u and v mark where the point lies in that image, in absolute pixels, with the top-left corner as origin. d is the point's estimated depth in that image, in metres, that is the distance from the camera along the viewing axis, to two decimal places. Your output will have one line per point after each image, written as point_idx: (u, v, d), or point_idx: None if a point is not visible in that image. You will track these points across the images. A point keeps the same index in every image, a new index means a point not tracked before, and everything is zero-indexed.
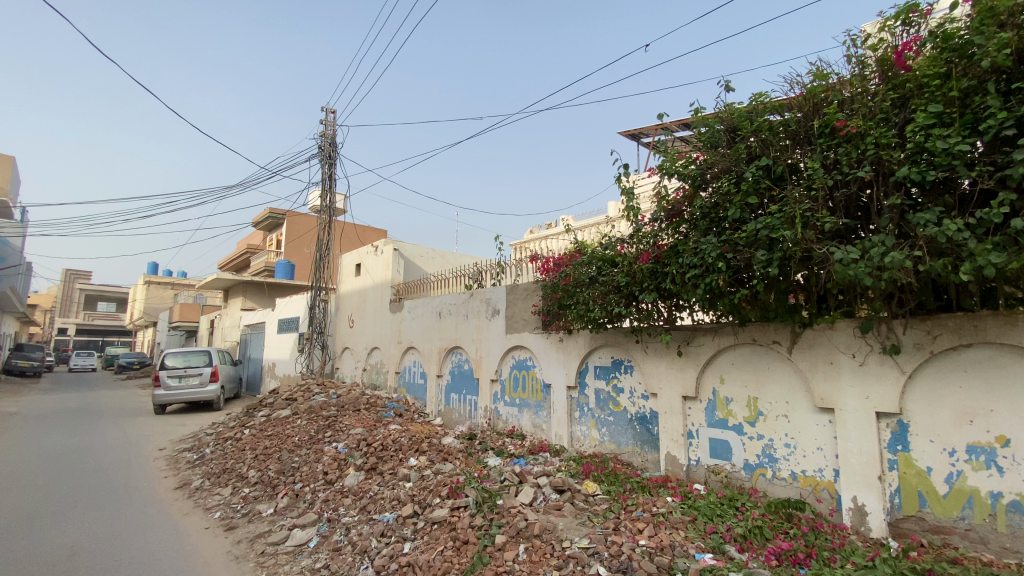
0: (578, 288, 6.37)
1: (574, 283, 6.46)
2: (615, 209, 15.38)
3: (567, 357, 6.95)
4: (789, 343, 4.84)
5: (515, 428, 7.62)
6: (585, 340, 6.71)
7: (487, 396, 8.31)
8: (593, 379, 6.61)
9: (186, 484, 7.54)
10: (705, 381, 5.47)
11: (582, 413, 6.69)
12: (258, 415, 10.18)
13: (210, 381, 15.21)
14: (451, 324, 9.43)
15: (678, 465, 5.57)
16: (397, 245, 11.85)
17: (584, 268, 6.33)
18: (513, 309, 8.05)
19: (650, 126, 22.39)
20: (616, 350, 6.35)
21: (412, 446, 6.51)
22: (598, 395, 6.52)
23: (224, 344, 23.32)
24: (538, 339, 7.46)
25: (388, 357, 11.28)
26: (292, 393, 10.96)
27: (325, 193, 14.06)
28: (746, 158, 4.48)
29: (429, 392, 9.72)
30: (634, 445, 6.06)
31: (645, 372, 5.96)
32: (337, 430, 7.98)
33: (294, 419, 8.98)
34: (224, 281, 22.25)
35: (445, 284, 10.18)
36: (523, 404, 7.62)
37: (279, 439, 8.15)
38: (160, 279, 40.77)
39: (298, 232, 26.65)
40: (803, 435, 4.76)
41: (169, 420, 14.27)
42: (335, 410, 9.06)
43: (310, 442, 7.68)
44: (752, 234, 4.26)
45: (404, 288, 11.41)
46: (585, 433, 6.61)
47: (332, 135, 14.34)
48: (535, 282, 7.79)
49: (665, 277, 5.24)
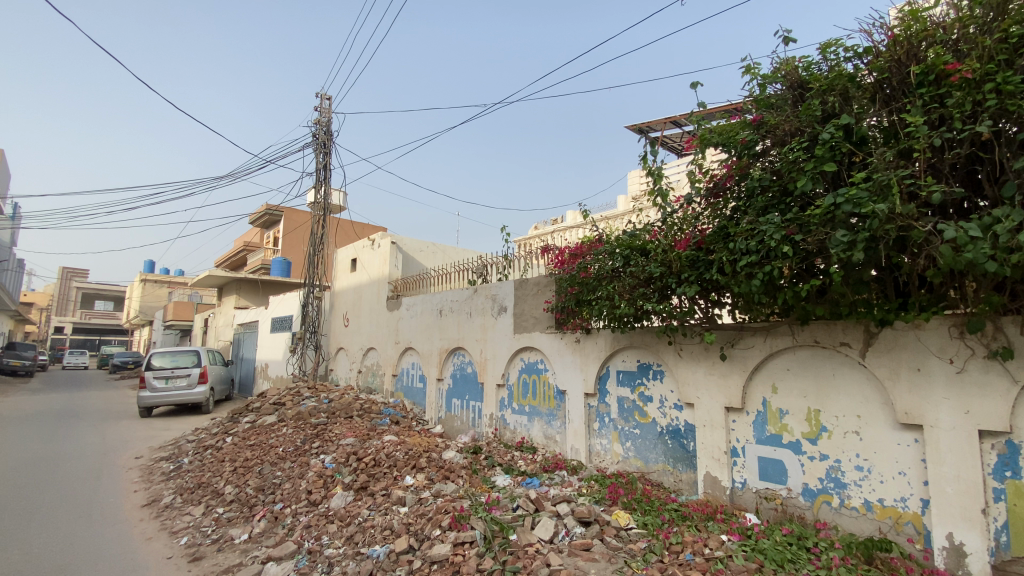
0: (598, 282, 5.51)
1: (593, 276, 5.59)
2: (625, 202, 14.56)
3: (585, 360, 6.12)
4: (862, 345, 4.00)
5: (525, 439, 6.80)
6: (606, 341, 5.88)
7: (493, 403, 7.49)
8: (615, 386, 5.78)
9: (156, 500, 6.72)
10: (754, 389, 4.65)
11: (602, 424, 5.87)
12: (243, 421, 9.35)
13: (198, 383, 14.39)
14: (452, 323, 8.60)
15: (720, 488, 4.76)
16: (395, 238, 11.03)
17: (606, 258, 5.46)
18: (522, 306, 7.21)
19: (661, 121, 21.54)
20: (642, 352, 5.52)
21: (408, 461, 5.68)
22: (622, 405, 5.70)
23: (218, 345, 22.51)
24: (550, 339, 6.63)
25: (384, 359, 10.47)
26: (280, 397, 10.13)
27: (319, 184, 13.24)
28: (818, 118, 3.66)
29: (429, 397, 8.91)
30: (665, 463, 5.24)
31: (679, 379, 5.13)
32: (326, 440, 7.15)
33: (280, 427, 8.15)
34: (217, 279, 21.46)
35: (446, 280, 9.36)
36: (533, 412, 6.80)
37: (262, 450, 7.32)
38: (156, 278, 39.99)
39: (294, 229, 25.82)
40: (879, 456, 3.94)
41: (153, 423, 13.43)
42: (325, 417, 8.23)
43: (295, 454, 6.85)
44: (829, 210, 3.44)
45: (402, 285, 10.59)
46: (606, 448, 5.79)
47: (327, 123, 13.53)
48: (546, 276, 6.93)
49: (708, 267, 4.41)
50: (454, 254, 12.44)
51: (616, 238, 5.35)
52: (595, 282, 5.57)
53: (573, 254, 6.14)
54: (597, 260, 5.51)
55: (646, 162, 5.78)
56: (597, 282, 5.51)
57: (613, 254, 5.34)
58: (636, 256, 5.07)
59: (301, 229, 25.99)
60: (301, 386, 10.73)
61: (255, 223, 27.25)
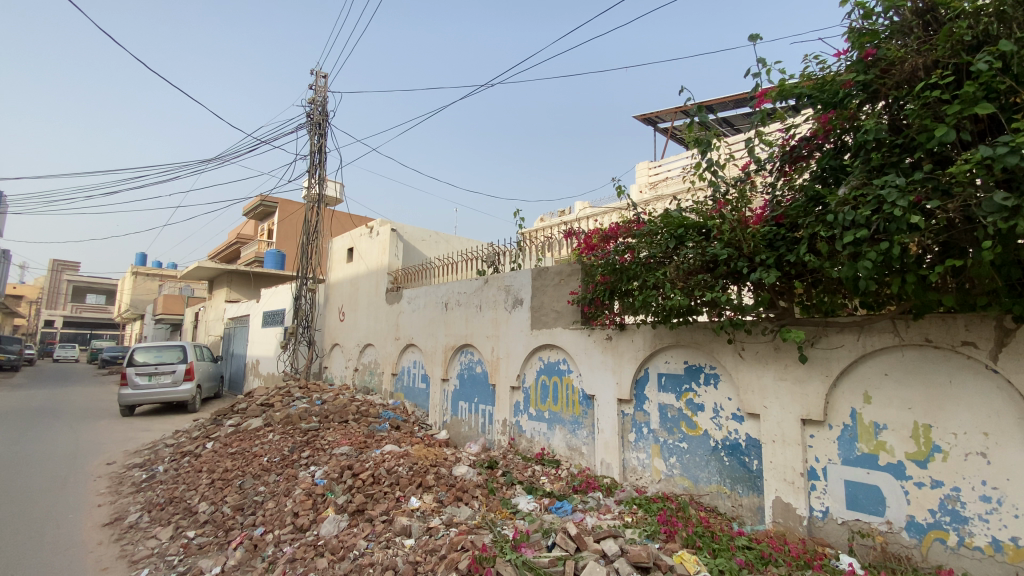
0: (639, 269, 4.63)
1: (632, 263, 4.70)
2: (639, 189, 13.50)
3: (618, 361, 5.26)
4: (993, 346, 3.15)
5: (545, 450, 5.95)
6: (645, 339, 5.04)
7: (506, 408, 6.63)
8: (656, 392, 4.94)
9: (120, 518, 5.82)
10: (839, 399, 3.82)
11: (640, 436, 5.03)
12: (226, 424, 8.44)
13: (183, 380, 13.47)
14: (459, 318, 7.73)
15: (795, 517, 3.95)
16: (395, 226, 10.16)
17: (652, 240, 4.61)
18: (541, 298, 6.33)
19: (670, 111, 20.75)
20: (692, 352, 4.68)
21: (412, 476, 4.79)
22: (665, 413, 4.87)
23: (208, 340, 21.58)
24: (575, 337, 5.77)
25: (383, 356, 9.59)
26: (268, 398, 9.22)
27: (314, 168, 12.30)
28: (962, 48, 2.85)
29: (432, 399, 8.04)
30: (720, 484, 4.42)
31: (740, 385, 4.30)
32: (318, 449, 6.27)
33: (266, 432, 7.25)
34: (207, 271, 20.48)
35: (452, 269, 8.49)
36: (554, 420, 5.94)
37: (244, 459, 6.42)
38: (147, 271, 38.85)
39: (290, 221, 24.85)
40: (1015, 485, 3.09)
41: (134, 424, 12.49)
42: (316, 421, 7.32)
43: (281, 465, 5.96)
44: (980, 165, 2.61)
45: (402, 276, 9.71)
46: (645, 464, 4.95)
47: (323, 102, 12.58)
48: (571, 264, 6.06)
49: (793, 247, 3.59)
50: (458, 244, 11.56)
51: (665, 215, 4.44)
52: (635, 270, 4.69)
53: (604, 238, 5.21)
54: (640, 243, 4.65)
55: (692, 130, 4.90)
56: (638, 270, 4.64)
57: (660, 236, 4.45)
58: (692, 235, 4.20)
59: (296, 221, 25.04)
60: (292, 385, 9.83)
61: (249, 214, 26.24)
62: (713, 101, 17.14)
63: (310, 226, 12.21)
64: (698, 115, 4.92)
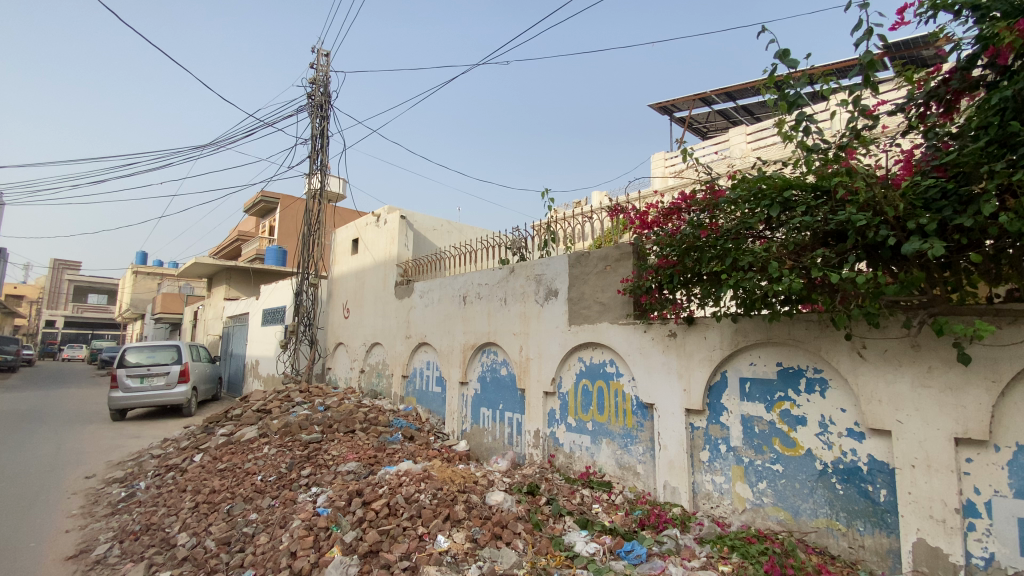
0: (727, 247, 3.63)
1: (714, 240, 3.74)
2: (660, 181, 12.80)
3: (685, 363, 4.33)
4: None
5: (590, 468, 5.04)
6: (722, 336, 4.10)
7: (538, 417, 5.68)
8: (738, 401, 4.03)
9: (85, 549, 4.87)
10: (1009, 412, 2.88)
11: (716, 454, 4.13)
12: (218, 434, 7.49)
13: (178, 382, 12.55)
14: (480, 313, 6.77)
15: (945, 567, 3.02)
16: (404, 213, 9.24)
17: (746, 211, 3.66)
18: (581, 289, 5.35)
19: (688, 99, 19.71)
20: (789, 352, 3.77)
21: (436, 507, 3.83)
22: (750, 428, 3.96)
23: (207, 339, 20.65)
24: (626, 334, 4.81)
25: (393, 356, 8.66)
26: (265, 404, 8.28)
27: (315, 153, 11.34)
28: None
29: (449, 405, 7.10)
30: (831, 518, 3.53)
31: (861, 393, 3.39)
32: (321, 466, 5.33)
33: (262, 444, 6.28)
34: (205, 268, 19.56)
35: (470, 259, 7.54)
36: (600, 433, 5.02)
37: (234, 477, 5.46)
38: (146, 270, 37.85)
39: (291, 217, 23.93)
40: None
41: (123, 429, 11.53)
42: (319, 431, 6.36)
43: (277, 486, 5.01)
44: None
45: (413, 267, 8.77)
46: (724, 489, 4.06)
47: (325, 82, 11.60)
48: (619, 247, 5.05)
49: (969, 207, 2.66)
50: (470, 234, 10.59)
51: (761, 177, 3.54)
52: (722, 247, 3.66)
53: (666, 214, 4.30)
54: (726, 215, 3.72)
55: (781, 81, 3.99)
56: (725, 248, 3.66)
57: (757, 204, 3.51)
58: (804, 199, 3.31)
59: (297, 217, 24.12)
60: (292, 388, 8.89)
61: (249, 210, 25.29)
62: (736, 86, 16.18)
63: (311, 215, 11.26)
64: (782, 63, 4.13)
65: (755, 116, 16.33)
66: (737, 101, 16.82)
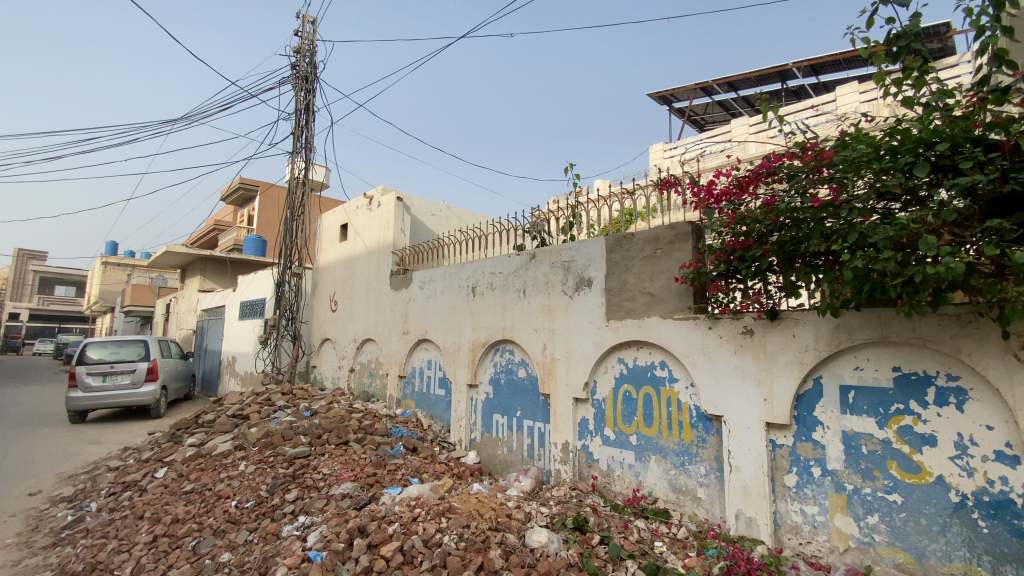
0: (855, 221, 2.83)
1: (832, 212, 2.94)
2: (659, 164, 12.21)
3: (764, 367, 3.55)
4: None
5: (635, 489, 4.24)
6: (817, 334, 3.33)
7: (566, 428, 4.85)
8: (838, 414, 3.26)
9: None
10: None
11: (807, 479, 3.36)
12: (186, 443, 6.47)
13: (145, 381, 11.38)
14: (492, 306, 5.88)
15: None
16: (401, 195, 8.31)
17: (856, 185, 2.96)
18: (623, 277, 4.52)
19: (686, 90, 18.92)
20: (911, 355, 3.01)
21: (465, 553, 2.95)
22: (855, 448, 3.19)
23: (180, 334, 19.29)
24: (684, 331, 4.00)
25: (387, 354, 7.73)
26: (242, 409, 7.27)
27: (299, 130, 10.27)
28: None
29: (456, 411, 6.22)
30: (971, 563, 2.78)
31: (1019, 408, 2.65)
32: (309, 489, 4.39)
33: (238, 460, 5.30)
34: (178, 258, 18.23)
35: (479, 245, 6.66)
36: (647, 448, 4.21)
37: (203, 503, 4.49)
38: (116, 260, 35.81)
39: (270, 206, 22.59)
40: None
41: (82, 434, 10.35)
42: (307, 442, 5.42)
43: (255, 515, 4.09)
44: None
45: (410, 255, 7.83)
46: (819, 522, 3.30)
47: (311, 52, 10.51)
48: (672, 227, 4.23)
49: None
50: (471, 220, 9.68)
51: (902, 131, 2.75)
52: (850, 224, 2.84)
53: (740, 185, 3.60)
54: (852, 179, 2.91)
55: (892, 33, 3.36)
56: (846, 223, 2.87)
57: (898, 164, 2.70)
58: (970, 156, 2.52)
59: (276, 206, 22.80)
60: (272, 390, 7.89)
61: (226, 198, 23.86)
62: (738, 76, 15.41)
63: (295, 198, 10.19)
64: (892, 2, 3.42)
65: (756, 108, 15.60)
66: (738, 91, 16.05)
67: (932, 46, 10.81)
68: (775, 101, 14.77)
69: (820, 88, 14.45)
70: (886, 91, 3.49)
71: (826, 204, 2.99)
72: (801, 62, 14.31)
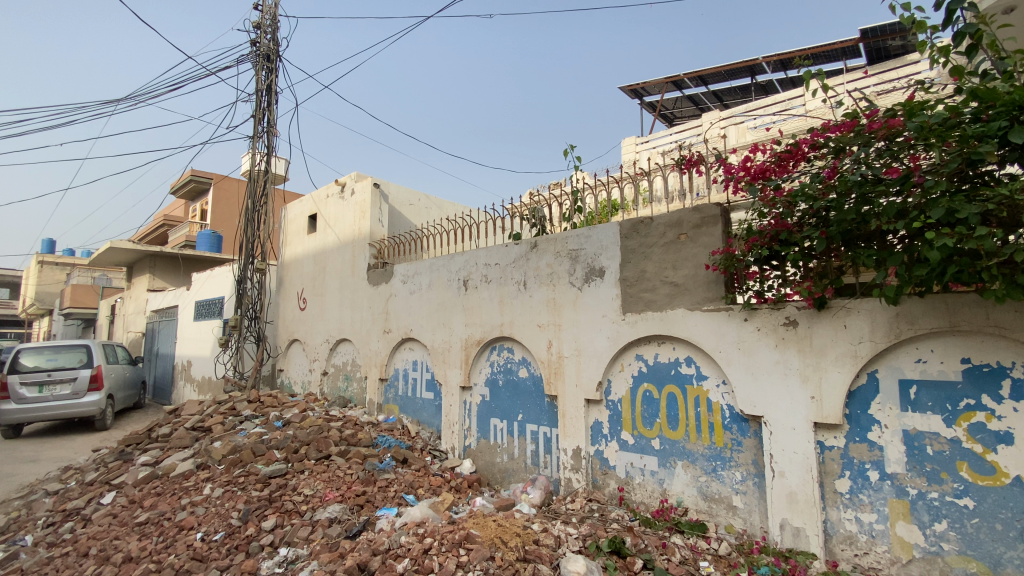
0: (939, 196, 2.52)
1: (911, 185, 2.61)
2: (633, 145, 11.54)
3: (811, 362, 3.22)
4: None
5: (660, 499, 3.86)
6: (873, 324, 3.00)
7: (578, 432, 4.41)
8: (898, 411, 2.95)
9: None
10: None
11: (862, 484, 3.05)
12: (138, 461, 5.67)
13: (89, 390, 10.23)
14: (488, 300, 5.38)
15: None
16: (378, 182, 7.67)
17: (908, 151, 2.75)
18: (640, 266, 4.13)
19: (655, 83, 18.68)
20: (984, 344, 2.72)
21: None
22: (918, 448, 2.90)
23: (127, 337, 17.77)
24: (714, 324, 3.63)
25: (366, 356, 7.10)
26: (203, 420, 6.50)
27: (260, 112, 9.42)
28: None
29: (447, 416, 5.69)
30: None
31: None
32: (290, 516, 3.80)
33: (202, 481, 4.61)
34: (123, 255, 16.76)
35: (470, 235, 6.14)
36: (672, 453, 3.82)
37: (161, 536, 3.81)
38: (52, 259, 32.95)
39: (224, 199, 21.14)
40: None
41: (14, 450, 9.19)
42: (283, 458, 4.79)
43: (227, 550, 3.48)
44: None
45: (389, 247, 7.20)
46: (877, 531, 2.99)
47: (273, 29, 9.65)
48: (696, 210, 3.85)
49: None
50: (450, 210, 9.11)
51: (989, 92, 2.45)
52: (940, 197, 2.53)
53: (780, 160, 3.24)
54: (935, 145, 2.59)
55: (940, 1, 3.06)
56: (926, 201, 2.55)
57: (986, 133, 2.43)
58: None
59: (232, 200, 21.39)
60: (237, 397, 7.12)
61: (176, 191, 22.23)
62: (708, 70, 15.25)
63: (257, 187, 9.34)
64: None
65: (725, 103, 15.50)
66: (708, 86, 15.88)
67: (894, 44, 10.94)
68: (745, 96, 14.73)
69: (787, 84, 14.50)
70: (932, 60, 3.25)
71: (906, 175, 2.66)
72: (770, 57, 14.24)
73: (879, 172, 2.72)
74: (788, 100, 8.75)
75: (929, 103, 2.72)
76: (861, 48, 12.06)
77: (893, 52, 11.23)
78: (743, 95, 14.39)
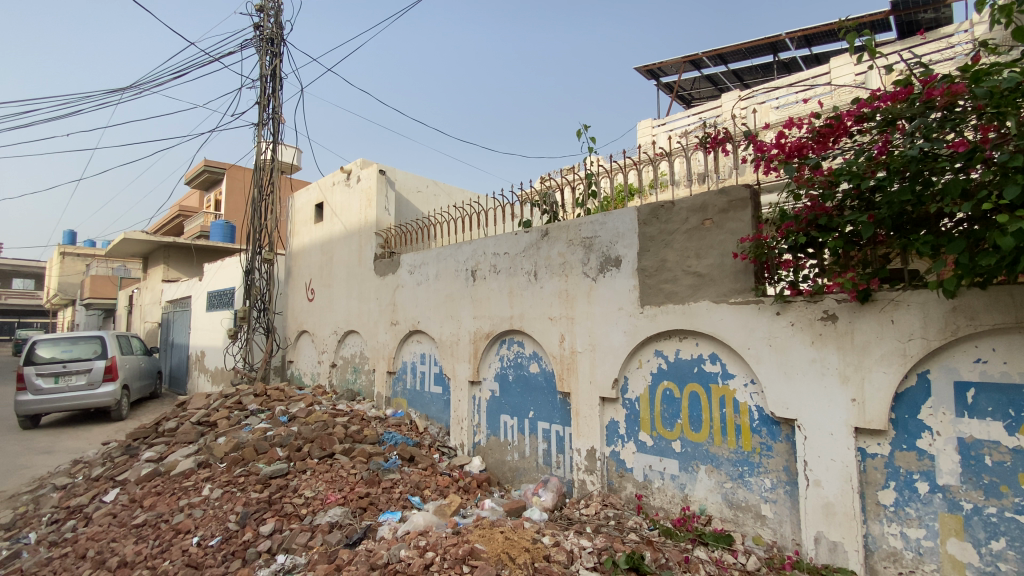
0: (1013, 172, 2.17)
1: (980, 159, 2.26)
2: (648, 126, 11.14)
3: (852, 361, 2.91)
4: None
5: (681, 506, 3.61)
6: (926, 320, 2.67)
7: (592, 432, 4.15)
8: (952, 416, 2.63)
9: None
10: None
11: (909, 496, 2.74)
12: (144, 457, 5.56)
13: (103, 381, 10.25)
14: (497, 292, 5.12)
15: None
16: (383, 168, 7.41)
17: (971, 122, 2.42)
18: (661, 255, 3.82)
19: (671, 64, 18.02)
20: None
21: None
22: (975, 459, 2.58)
23: (144, 328, 17.91)
24: (742, 319, 3.33)
25: (374, 349, 6.91)
26: (208, 415, 6.39)
27: (265, 99, 9.19)
28: None
29: (456, 412, 5.49)
30: None
31: None
32: (288, 522, 3.64)
33: (201, 481, 4.48)
34: (138, 246, 16.83)
35: (478, 222, 5.87)
36: (695, 457, 3.55)
37: (157, 540, 3.68)
38: (72, 250, 33.36)
39: (237, 190, 21.11)
40: None
41: (30, 441, 9.23)
42: (286, 457, 4.63)
43: (223, 556, 3.33)
44: None
45: (395, 236, 6.97)
46: (925, 549, 2.69)
47: (276, 11, 9.37)
48: (722, 194, 3.52)
49: None
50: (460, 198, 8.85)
51: None
52: (1013, 173, 2.18)
53: (820, 136, 2.88)
54: (1008, 113, 2.23)
55: None
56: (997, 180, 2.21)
57: None
58: None
59: (244, 190, 21.35)
60: (243, 390, 7.00)
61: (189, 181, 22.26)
62: (728, 48, 14.61)
63: (263, 176, 9.15)
64: None
65: (745, 82, 14.88)
66: (727, 65, 15.25)
67: (926, 17, 10.30)
68: (766, 75, 14.11)
69: (811, 61, 13.83)
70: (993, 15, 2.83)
71: (973, 149, 2.30)
72: (794, 33, 13.58)
73: (940, 147, 2.39)
74: (812, 77, 8.38)
75: (998, 66, 2.34)
76: (891, 22, 11.37)
77: (925, 25, 10.57)
78: (764, 73, 13.77)
